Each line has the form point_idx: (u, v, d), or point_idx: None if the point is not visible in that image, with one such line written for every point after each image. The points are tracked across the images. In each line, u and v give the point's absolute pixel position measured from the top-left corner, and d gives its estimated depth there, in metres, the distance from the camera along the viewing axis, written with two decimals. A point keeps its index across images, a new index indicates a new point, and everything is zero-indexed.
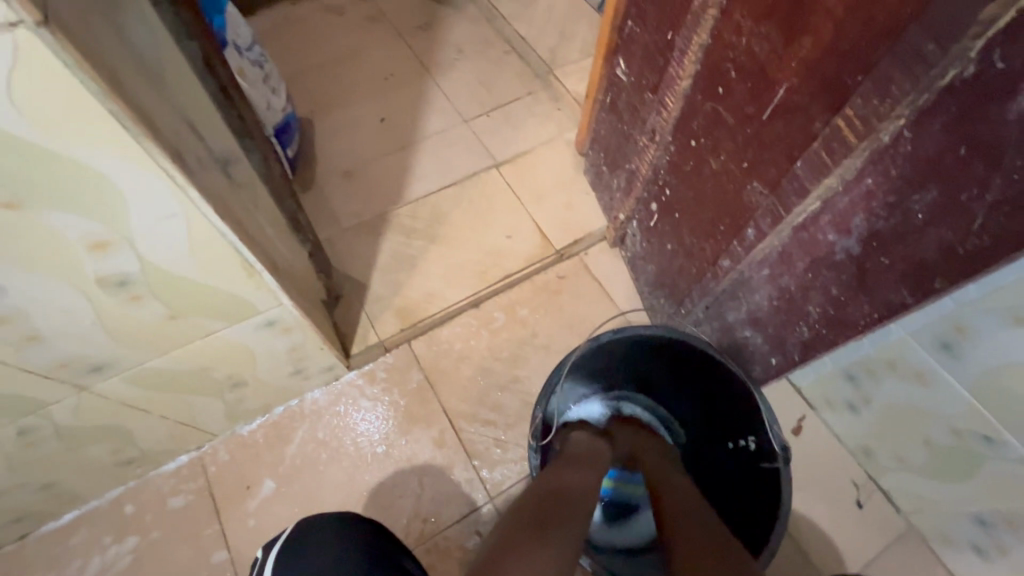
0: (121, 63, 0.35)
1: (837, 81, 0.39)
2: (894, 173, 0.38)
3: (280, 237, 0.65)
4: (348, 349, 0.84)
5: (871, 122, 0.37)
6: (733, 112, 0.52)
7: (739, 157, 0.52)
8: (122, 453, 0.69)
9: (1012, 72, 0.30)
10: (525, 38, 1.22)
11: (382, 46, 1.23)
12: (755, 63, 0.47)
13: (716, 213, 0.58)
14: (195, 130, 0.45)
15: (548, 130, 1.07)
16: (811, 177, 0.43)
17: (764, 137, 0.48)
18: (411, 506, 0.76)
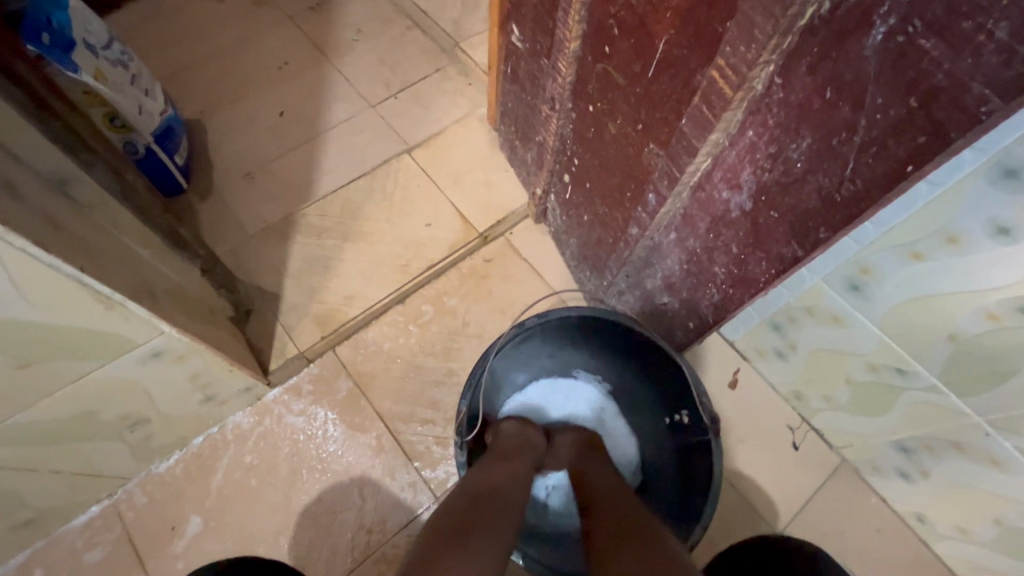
0: None
1: (709, 29, 0.37)
2: (771, 123, 0.36)
3: (157, 257, 0.59)
4: (267, 365, 0.78)
5: (742, 72, 0.34)
6: (621, 72, 0.49)
7: (632, 120, 0.50)
8: (14, 517, 0.62)
9: (862, 5, 0.28)
10: (426, 11, 1.15)
11: (271, 32, 1.13)
12: (634, 16, 0.44)
13: (621, 180, 0.56)
14: (2, 150, 0.39)
15: (459, 108, 1.03)
16: (698, 135, 0.41)
17: (651, 96, 0.45)
18: (354, 520, 0.73)
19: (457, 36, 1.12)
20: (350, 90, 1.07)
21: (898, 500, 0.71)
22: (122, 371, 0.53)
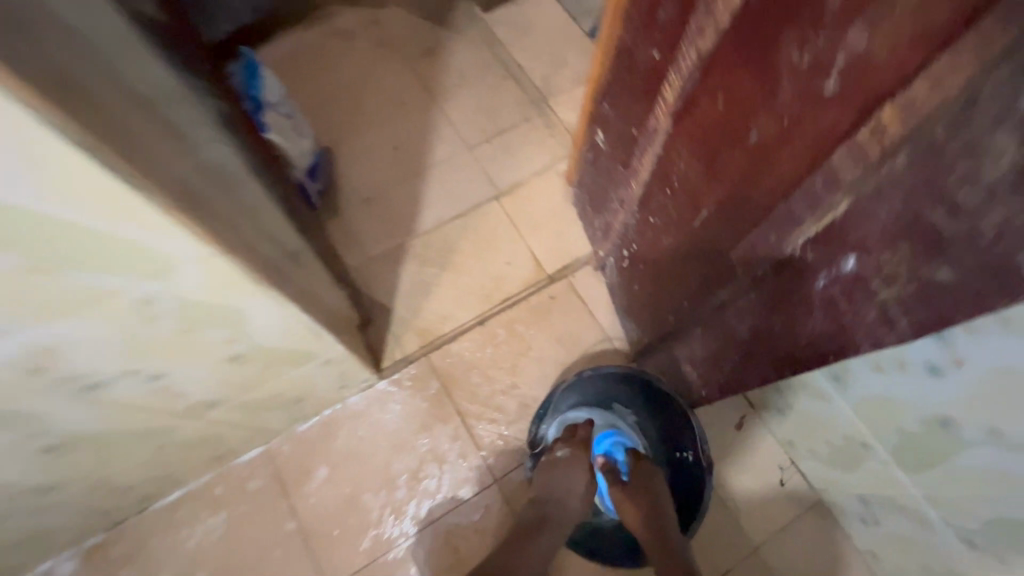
0: (247, 228, 0.52)
1: (734, 229, 0.59)
2: (761, 298, 0.59)
3: (329, 288, 0.83)
4: (379, 362, 1.03)
5: (749, 264, 0.58)
6: (675, 211, 0.68)
7: (678, 250, 0.71)
8: (214, 452, 0.89)
9: (812, 264, 0.51)
10: (522, 66, 1.34)
11: (390, 74, 1.34)
12: (688, 185, 0.63)
13: (666, 283, 0.78)
14: (280, 243, 0.62)
15: (541, 160, 1.22)
16: (721, 283, 0.65)
17: (693, 242, 0.66)
18: (434, 487, 0.98)
19: (546, 91, 1.31)
20: (452, 133, 1.28)
21: (857, 536, 0.90)
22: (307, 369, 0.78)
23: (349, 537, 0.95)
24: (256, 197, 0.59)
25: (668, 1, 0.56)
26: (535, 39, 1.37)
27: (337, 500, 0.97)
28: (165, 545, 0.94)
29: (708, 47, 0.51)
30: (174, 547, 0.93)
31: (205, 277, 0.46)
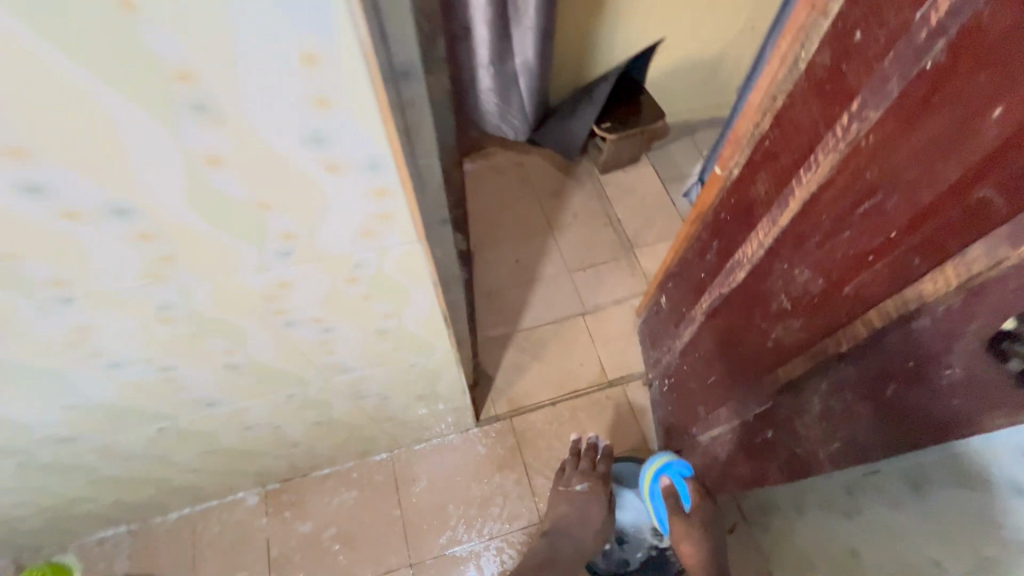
0: (457, 333, 0.98)
1: (719, 393, 0.98)
2: (727, 438, 0.97)
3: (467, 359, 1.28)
4: (478, 414, 1.46)
5: (722, 417, 0.97)
6: (696, 368, 1.08)
7: (694, 393, 1.10)
8: (365, 448, 1.33)
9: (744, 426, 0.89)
10: (621, 218, 1.80)
11: (522, 203, 1.84)
12: (704, 356, 1.03)
13: (685, 410, 1.17)
14: (461, 336, 1.09)
15: (621, 293, 1.66)
16: (711, 422, 1.03)
17: (701, 391, 1.05)
18: (498, 513, 1.36)
19: (635, 241, 1.76)
20: (559, 258, 1.73)
21: None
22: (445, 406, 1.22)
23: (432, 533, 1.34)
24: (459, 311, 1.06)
25: (714, 252, 0.98)
26: (636, 200, 1.84)
27: (429, 505, 1.37)
28: (313, 503, 1.37)
29: (727, 289, 0.92)
30: (318, 506, 1.37)
31: (437, 358, 0.91)
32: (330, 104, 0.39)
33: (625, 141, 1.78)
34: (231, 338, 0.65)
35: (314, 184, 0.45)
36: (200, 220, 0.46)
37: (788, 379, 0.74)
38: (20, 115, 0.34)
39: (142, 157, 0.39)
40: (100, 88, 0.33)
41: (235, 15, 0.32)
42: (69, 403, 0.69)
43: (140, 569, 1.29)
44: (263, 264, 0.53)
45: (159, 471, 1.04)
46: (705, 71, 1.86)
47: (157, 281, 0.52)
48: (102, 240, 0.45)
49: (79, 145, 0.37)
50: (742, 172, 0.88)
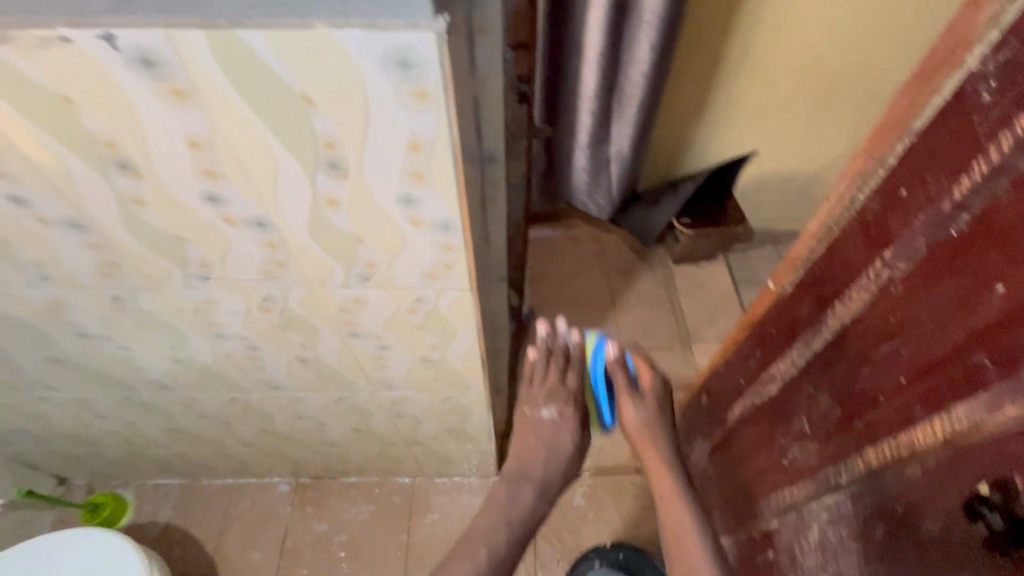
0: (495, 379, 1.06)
1: (735, 501, 0.99)
2: (737, 547, 0.97)
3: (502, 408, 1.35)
4: (500, 465, 1.50)
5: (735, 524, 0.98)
6: (719, 469, 1.08)
7: (714, 493, 1.10)
8: (392, 467, 1.42)
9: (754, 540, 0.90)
10: (684, 310, 1.82)
11: (591, 274, 1.92)
12: (728, 461, 1.03)
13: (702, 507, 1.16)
14: (499, 383, 1.17)
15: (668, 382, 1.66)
16: (725, 527, 1.03)
17: (720, 493, 1.06)
18: None
19: (693, 334, 1.77)
20: (614, 334, 1.77)
21: None
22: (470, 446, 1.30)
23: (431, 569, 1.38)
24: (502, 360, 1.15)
25: (756, 359, 1.00)
26: (702, 295, 1.86)
27: (436, 539, 1.41)
28: (334, 506, 1.46)
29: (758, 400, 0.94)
30: (338, 511, 1.46)
31: (471, 397, 0.99)
32: (423, 181, 0.52)
33: (700, 239, 1.84)
34: (308, 335, 0.79)
35: (399, 233, 0.59)
36: (312, 241, 0.60)
37: (794, 500, 0.77)
38: (222, 154, 0.50)
39: (287, 192, 0.54)
40: (275, 145, 0.49)
41: (371, 114, 0.45)
42: (177, 355, 0.85)
43: (179, 520, 1.45)
44: (347, 282, 0.67)
45: (220, 434, 1.19)
46: (797, 188, 1.87)
47: (269, 277, 0.67)
48: (243, 241, 0.61)
49: (251, 178, 0.52)
50: (789, 291, 0.91)
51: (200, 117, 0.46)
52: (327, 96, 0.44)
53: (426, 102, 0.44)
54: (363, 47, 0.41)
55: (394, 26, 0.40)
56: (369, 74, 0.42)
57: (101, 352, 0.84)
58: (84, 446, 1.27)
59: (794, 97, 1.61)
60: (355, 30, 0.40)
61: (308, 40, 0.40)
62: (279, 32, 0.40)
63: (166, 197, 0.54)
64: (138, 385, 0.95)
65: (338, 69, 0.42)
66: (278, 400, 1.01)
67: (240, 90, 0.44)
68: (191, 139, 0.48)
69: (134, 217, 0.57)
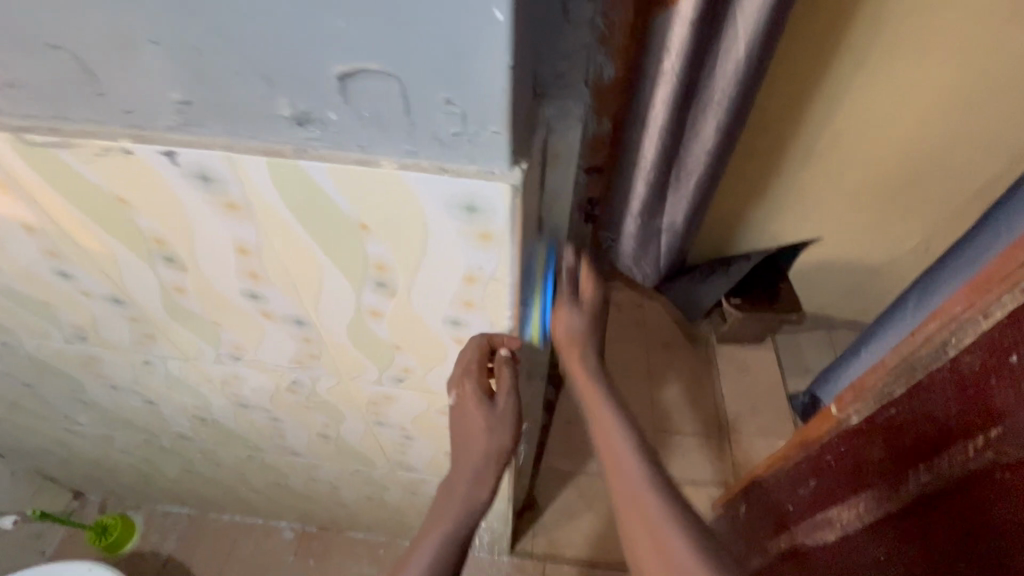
0: (514, 469, 0.98)
1: None
2: None
3: (522, 488, 1.25)
4: (514, 544, 1.39)
5: None
6: None
7: None
8: (397, 531, 1.33)
9: None
10: (725, 395, 1.69)
11: (627, 341, 1.81)
12: None
13: None
14: (522, 469, 1.08)
15: (700, 475, 1.54)
16: None
17: None
18: None
19: (733, 424, 1.64)
20: (648, 410, 1.66)
21: None
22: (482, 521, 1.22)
23: None
24: (528, 445, 1.06)
25: (807, 491, 0.91)
26: (747, 381, 1.73)
27: None
28: (332, 563, 1.39)
29: (811, 541, 0.84)
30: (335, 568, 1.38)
31: None
32: (474, 308, 0.48)
33: (750, 321, 1.70)
34: (331, 417, 0.75)
35: (440, 347, 0.54)
36: (349, 342, 0.57)
37: None
38: (267, 260, 0.47)
39: (329, 299, 0.51)
40: (323, 260, 0.46)
41: (429, 244, 0.42)
42: (199, 414, 0.83)
43: (181, 554, 1.41)
44: (379, 380, 0.63)
45: (231, 480, 1.15)
46: (860, 278, 1.71)
47: (300, 366, 0.64)
48: (280, 333, 0.58)
49: (296, 284, 0.50)
50: (858, 424, 0.82)
51: (251, 229, 0.44)
52: (384, 227, 0.41)
53: (489, 243, 0.40)
54: (430, 189, 0.37)
55: (467, 172, 0.36)
56: (432, 213, 0.39)
57: (128, 402, 0.83)
58: (103, 469, 1.27)
59: (863, 189, 1.47)
60: (425, 172, 0.36)
61: (372, 177, 0.37)
62: (346, 167, 0.37)
63: (208, 289, 0.52)
64: (159, 432, 0.94)
65: (400, 205, 0.39)
66: (292, 462, 0.97)
67: (297, 212, 0.41)
68: (239, 245, 0.46)
69: (173, 301, 0.55)
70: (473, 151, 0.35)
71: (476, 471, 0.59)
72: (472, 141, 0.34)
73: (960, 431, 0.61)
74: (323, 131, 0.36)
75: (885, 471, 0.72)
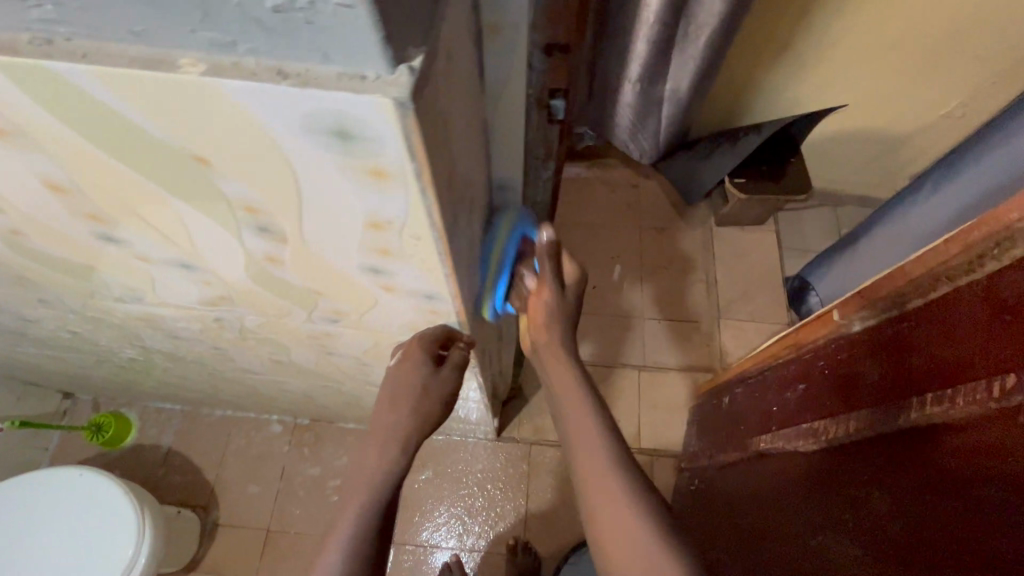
0: (493, 373, 0.94)
1: (733, 523, 0.93)
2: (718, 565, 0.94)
3: (504, 383, 1.23)
4: (501, 429, 1.43)
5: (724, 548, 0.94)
6: (727, 487, 1.01)
7: (713, 507, 1.04)
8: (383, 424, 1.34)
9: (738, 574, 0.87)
10: (720, 281, 1.62)
11: (617, 224, 1.70)
12: (739, 489, 0.95)
13: (699, 515, 1.10)
14: (501, 371, 1.04)
15: (687, 361, 1.54)
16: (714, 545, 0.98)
17: (720, 511, 1.00)
18: (485, 527, 1.37)
19: (725, 309, 1.59)
20: (637, 297, 1.62)
21: None
22: (467, 417, 1.22)
23: (420, 522, 1.38)
24: (507, 350, 1.00)
25: (795, 394, 0.87)
26: (743, 265, 1.64)
27: (428, 494, 1.40)
28: (326, 452, 1.43)
29: (791, 447, 0.83)
30: (329, 456, 1.43)
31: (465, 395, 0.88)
32: (394, 257, 0.36)
33: (751, 202, 1.56)
34: (275, 347, 0.67)
35: (368, 294, 0.43)
36: (256, 285, 0.46)
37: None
38: (100, 201, 0.34)
39: (206, 243, 0.38)
40: (174, 201, 0.33)
41: (301, 182, 0.28)
42: (136, 342, 0.74)
43: (181, 447, 1.45)
44: (312, 319, 0.53)
45: (206, 388, 1.12)
46: (881, 148, 1.52)
47: (216, 306, 0.53)
48: (171, 277, 0.47)
49: (156, 227, 0.37)
50: (862, 335, 0.75)
51: (48, 161, 0.30)
52: (232, 160, 0.27)
53: (387, 182, 0.27)
54: (270, 105, 0.23)
55: (323, 77, 0.22)
56: (290, 142, 0.25)
57: (51, 328, 0.74)
58: (77, 376, 1.23)
59: (907, 42, 1.22)
60: (256, 79, 0.22)
61: (173, 86, 0.23)
62: (127, 70, 0.22)
63: (50, 232, 0.40)
64: (106, 354, 0.86)
65: (240, 130, 0.25)
66: (256, 377, 0.91)
67: (96, 140, 0.27)
68: (49, 182, 0.32)
69: (16, 242, 0.43)
70: (321, 39, 0.20)
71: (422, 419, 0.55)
72: (310, 23, 0.19)
73: (984, 366, 0.53)
74: (58, 6, 0.21)
75: (885, 392, 0.66)
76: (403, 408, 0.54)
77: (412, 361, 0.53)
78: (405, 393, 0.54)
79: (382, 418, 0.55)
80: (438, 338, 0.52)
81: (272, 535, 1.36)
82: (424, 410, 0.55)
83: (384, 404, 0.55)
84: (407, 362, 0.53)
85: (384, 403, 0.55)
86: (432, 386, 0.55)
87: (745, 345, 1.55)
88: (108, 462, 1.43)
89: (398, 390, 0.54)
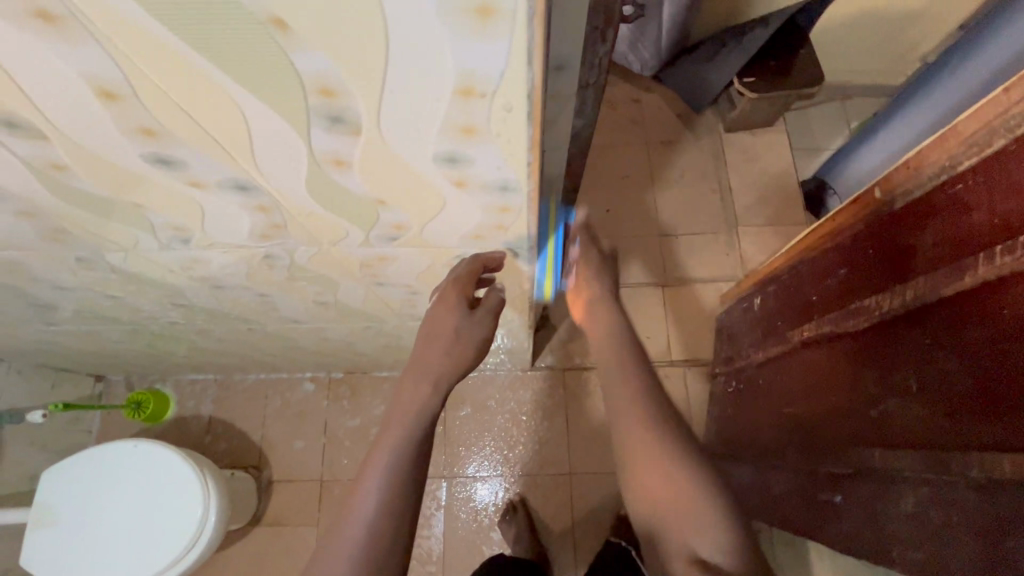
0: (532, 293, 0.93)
1: (783, 415, 0.96)
2: (772, 456, 0.98)
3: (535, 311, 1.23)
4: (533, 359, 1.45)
5: (776, 440, 0.97)
6: (771, 382, 1.03)
7: (759, 405, 1.07)
8: None
9: (795, 460, 0.90)
10: (733, 188, 1.59)
11: (624, 142, 1.65)
12: (784, 380, 0.97)
13: (744, 413, 1.13)
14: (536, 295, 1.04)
15: (709, 273, 1.54)
16: (766, 439, 1.01)
17: (767, 407, 1.02)
18: (530, 454, 1.41)
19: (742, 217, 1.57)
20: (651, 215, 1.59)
21: None
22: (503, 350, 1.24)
23: (466, 456, 1.42)
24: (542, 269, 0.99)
25: (836, 279, 0.87)
26: (756, 169, 1.61)
27: (469, 430, 1.43)
28: (366, 402, 1.46)
29: (839, 329, 0.83)
30: (368, 405, 1.45)
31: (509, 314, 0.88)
32: (477, 136, 0.33)
33: (763, 102, 1.49)
34: (321, 284, 0.65)
35: (437, 194, 0.41)
36: (314, 203, 0.43)
37: (865, 450, 0.73)
38: (156, 107, 0.31)
39: (269, 151, 0.36)
40: (243, 94, 0.30)
41: (391, 39, 0.26)
42: (177, 301, 0.73)
43: (222, 414, 1.47)
44: (368, 241, 0.52)
45: (242, 349, 1.11)
46: (891, 31, 1.45)
47: (267, 239, 0.51)
48: (222, 205, 0.44)
49: (214, 136, 0.34)
50: (908, 206, 0.74)
51: (98, 53, 0.27)
52: (315, 17, 0.24)
53: (493, 19, 0.24)
54: None
55: None
56: None
57: (91, 298, 0.73)
58: (109, 355, 1.23)
59: None
60: None
61: None
62: None
63: (96, 161, 0.37)
64: (145, 320, 0.86)
65: None
66: (297, 328, 0.90)
67: (160, 12, 0.24)
68: (101, 87, 0.30)
69: (57, 181, 0.40)
70: None
71: (472, 336, 0.60)
72: None
73: None
74: None
75: (943, 256, 0.66)
76: (437, 347, 0.59)
77: (449, 306, 0.58)
78: (440, 335, 0.59)
79: (425, 354, 0.59)
80: (467, 274, 0.58)
81: (327, 485, 1.41)
82: (463, 342, 0.60)
83: (422, 355, 0.59)
84: (443, 307, 0.58)
85: (422, 344, 0.60)
86: (479, 317, 0.60)
87: (765, 250, 1.54)
88: (154, 436, 1.45)
89: (434, 332, 0.60)
